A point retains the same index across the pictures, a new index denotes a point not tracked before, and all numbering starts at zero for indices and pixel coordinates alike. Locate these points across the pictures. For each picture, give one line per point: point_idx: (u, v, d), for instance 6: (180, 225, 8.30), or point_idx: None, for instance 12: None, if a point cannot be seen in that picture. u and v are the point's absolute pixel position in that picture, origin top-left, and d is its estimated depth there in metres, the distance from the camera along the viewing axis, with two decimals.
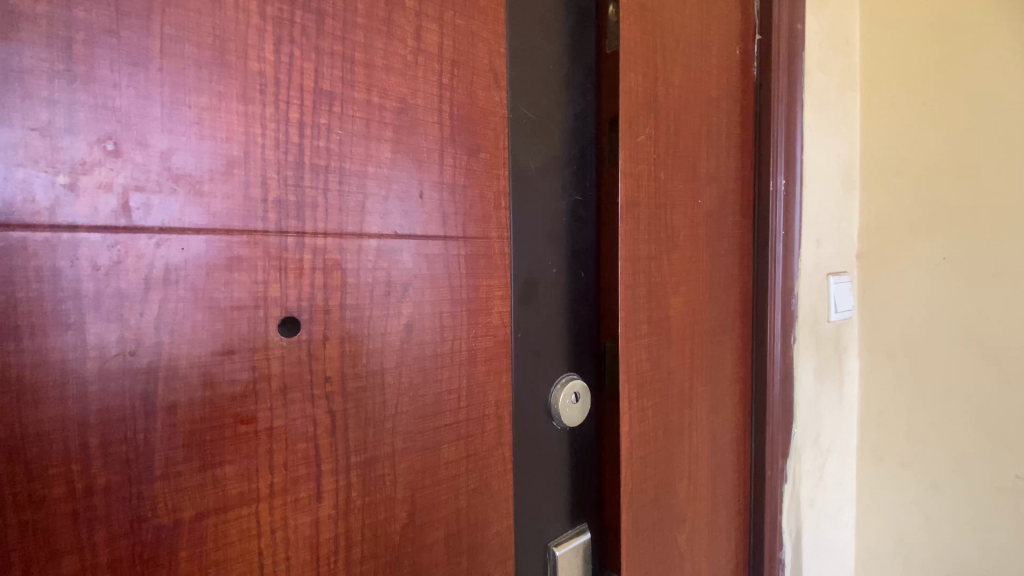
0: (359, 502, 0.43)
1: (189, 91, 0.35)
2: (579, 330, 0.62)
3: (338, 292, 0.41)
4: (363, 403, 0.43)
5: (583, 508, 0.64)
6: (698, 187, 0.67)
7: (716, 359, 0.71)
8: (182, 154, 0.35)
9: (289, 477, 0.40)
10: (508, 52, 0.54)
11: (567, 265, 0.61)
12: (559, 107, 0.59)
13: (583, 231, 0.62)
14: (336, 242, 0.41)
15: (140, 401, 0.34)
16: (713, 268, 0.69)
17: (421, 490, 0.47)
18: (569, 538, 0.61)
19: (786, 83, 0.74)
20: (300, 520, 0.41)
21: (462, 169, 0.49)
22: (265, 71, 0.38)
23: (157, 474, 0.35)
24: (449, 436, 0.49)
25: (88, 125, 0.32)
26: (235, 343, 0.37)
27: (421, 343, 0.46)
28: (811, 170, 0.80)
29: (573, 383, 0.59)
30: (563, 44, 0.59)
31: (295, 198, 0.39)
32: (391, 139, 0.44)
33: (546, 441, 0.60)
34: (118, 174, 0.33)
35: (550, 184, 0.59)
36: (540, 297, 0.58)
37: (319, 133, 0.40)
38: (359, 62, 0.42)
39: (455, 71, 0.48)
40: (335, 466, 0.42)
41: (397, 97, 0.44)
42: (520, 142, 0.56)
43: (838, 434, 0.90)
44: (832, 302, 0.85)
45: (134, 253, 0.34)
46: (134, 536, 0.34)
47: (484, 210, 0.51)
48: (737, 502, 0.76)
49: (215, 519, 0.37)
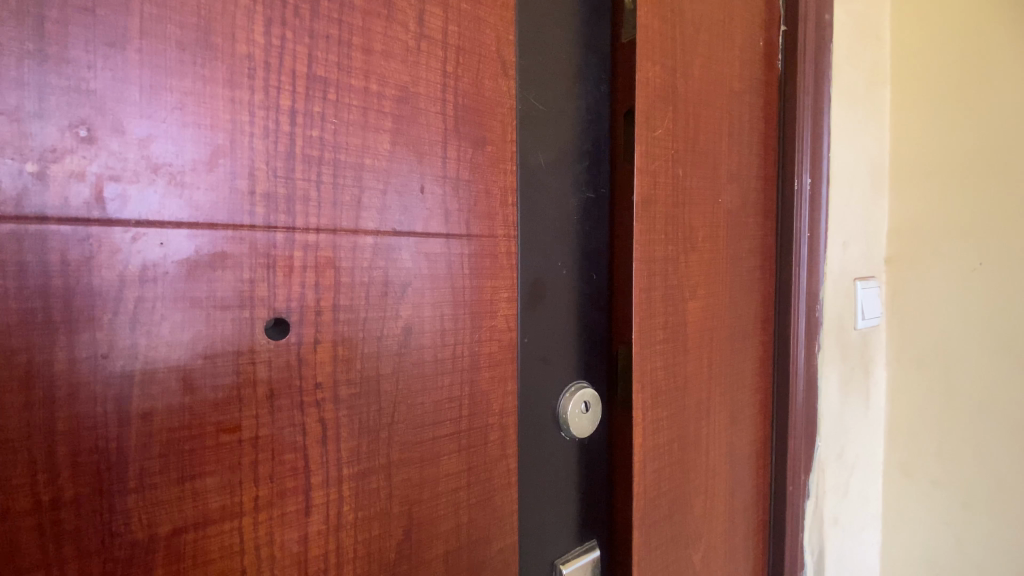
0: (351, 517, 0.41)
1: (170, 75, 0.33)
2: (589, 335, 0.59)
3: (331, 292, 0.38)
4: (356, 412, 0.40)
5: (592, 523, 0.61)
6: (718, 184, 0.63)
7: (736, 366, 0.67)
8: (162, 142, 0.33)
9: (275, 490, 0.37)
10: (517, 41, 0.51)
11: (578, 266, 0.58)
12: (571, 99, 0.56)
13: (595, 231, 0.59)
14: (329, 238, 0.38)
15: (113, 408, 0.32)
16: (733, 272, 0.66)
17: (418, 504, 0.44)
18: (576, 556, 0.58)
19: (813, 78, 0.70)
20: (286, 536, 0.38)
21: (466, 163, 0.46)
22: (254, 54, 0.35)
23: (132, 485, 0.33)
24: (449, 447, 0.46)
25: (60, 109, 0.30)
26: (218, 346, 0.35)
27: (421, 348, 0.44)
28: (838, 169, 0.76)
29: (583, 392, 0.55)
30: (577, 32, 0.56)
31: (285, 190, 0.36)
32: (391, 129, 0.41)
33: (553, 453, 0.57)
34: (91, 162, 0.31)
35: (560, 181, 0.56)
36: (548, 299, 0.55)
37: (312, 122, 0.37)
38: (357, 47, 0.39)
39: (460, 59, 0.45)
40: (326, 478, 0.39)
41: (397, 85, 0.41)
42: (530, 135, 0.53)
43: (863, 448, 0.86)
44: (858, 308, 0.80)
45: (107, 248, 0.31)
46: (104, 552, 0.32)
47: (489, 207, 0.48)
48: (755, 518, 0.72)
49: (193, 535, 0.35)
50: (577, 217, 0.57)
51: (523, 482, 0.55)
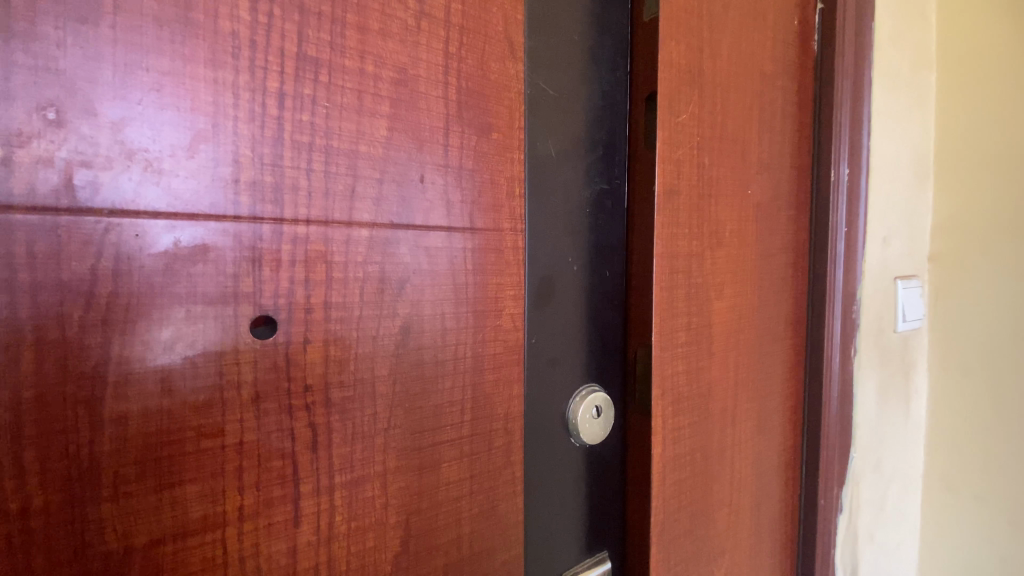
0: (344, 528, 0.38)
1: (147, 53, 0.30)
2: (602, 336, 0.55)
3: (322, 288, 0.36)
4: (349, 417, 0.38)
5: (604, 533, 0.57)
6: (747, 175, 0.59)
7: (764, 371, 0.63)
8: (138, 126, 0.30)
9: (261, 499, 0.35)
10: (526, 21, 0.48)
11: (590, 262, 0.54)
12: (584, 84, 0.53)
13: (610, 225, 0.56)
14: (321, 231, 0.36)
15: (85, 410, 0.30)
16: (763, 270, 0.62)
17: (416, 514, 0.41)
18: (587, 569, 0.55)
19: (852, 62, 0.65)
20: (274, 548, 0.36)
21: (470, 151, 0.43)
22: (239, 31, 0.32)
23: (105, 494, 0.31)
24: (451, 453, 0.43)
25: (26, 90, 0.27)
26: (199, 345, 0.32)
27: (420, 348, 0.41)
28: (878, 158, 0.70)
29: (594, 396, 0.52)
30: (591, 13, 0.53)
31: (273, 178, 0.34)
32: (388, 114, 0.38)
33: (563, 459, 0.54)
34: (60, 147, 0.28)
35: (572, 172, 0.53)
36: (557, 297, 0.52)
37: (302, 106, 0.35)
38: (351, 25, 0.36)
39: (464, 39, 0.42)
40: (316, 487, 0.37)
41: (395, 66, 0.38)
42: (540, 122, 0.50)
43: (901, 460, 0.80)
44: (899, 310, 0.75)
45: (79, 239, 0.29)
46: (77, 563, 0.30)
47: (495, 199, 0.45)
48: (783, 532, 0.68)
49: (173, 546, 0.33)
50: (590, 211, 0.54)
51: (531, 489, 0.52)
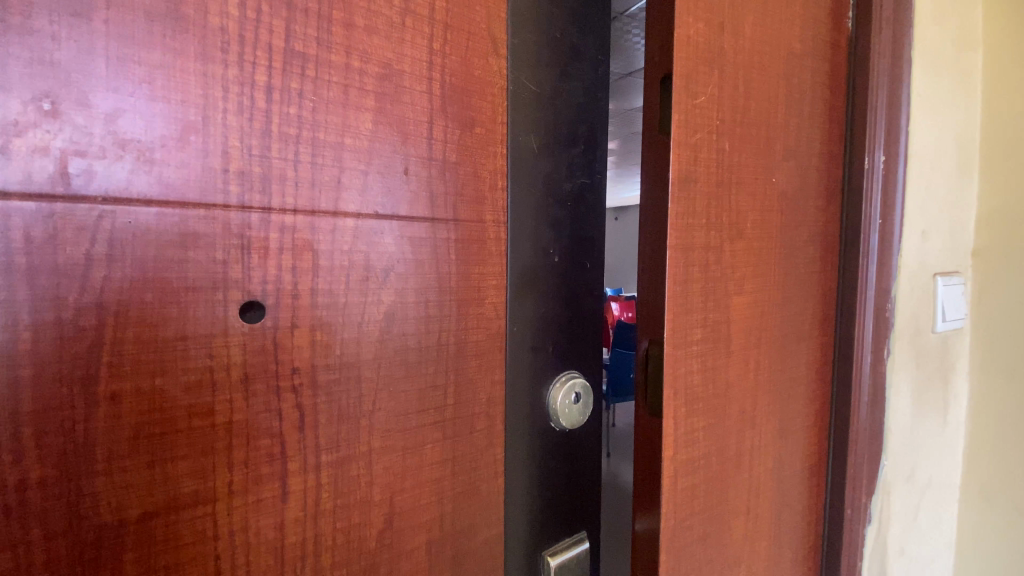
0: (329, 505, 0.40)
1: (139, 47, 0.31)
2: (581, 326, 0.56)
3: (309, 275, 0.38)
4: (336, 398, 0.40)
5: (582, 515, 0.59)
6: (771, 162, 0.56)
7: (787, 372, 0.60)
8: (130, 117, 0.32)
9: (251, 476, 0.37)
10: (510, 19, 0.48)
11: (570, 254, 0.55)
12: (567, 80, 0.53)
13: (590, 218, 0.56)
14: (307, 220, 0.38)
15: (80, 388, 0.31)
16: (787, 266, 0.59)
17: (400, 492, 0.44)
18: (564, 549, 0.56)
19: (890, 43, 0.62)
20: (262, 523, 0.38)
21: (454, 145, 0.45)
22: (228, 27, 0.34)
23: (100, 468, 0.32)
24: (433, 435, 0.46)
25: (22, 81, 0.29)
26: (191, 330, 0.34)
27: (404, 334, 0.43)
28: (917, 145, 0.66)
29: (573, 382, 0.54)
30: (574, 11, 0.53)
31: (261, 169, 0.36)
32: (373, 108, 0.40)
33: (543, 447, 0.54)
34: (55, 137, 0.30)
35: (553, 166, 0.53)
36: (538, 287, 0.52)
37: (290, 99, 0.36)
38: (337, 22, 0.38)
39: (447, 35, 0.44)
40: (304, 465, 0.39)
41: (380, 61, 0.40)
42: (522, 117, 0.50)
43: (937, 470, 0.75)
44: (939, 308, 0.70)
45: (73, 226, 0.31)
46: (72, 535, 0.32)
47: (478, 191, 0.47)
48: (805, 542, 0.65)
49: (165, 519, 0.34)
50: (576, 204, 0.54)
51: (521, 478, 0.52)
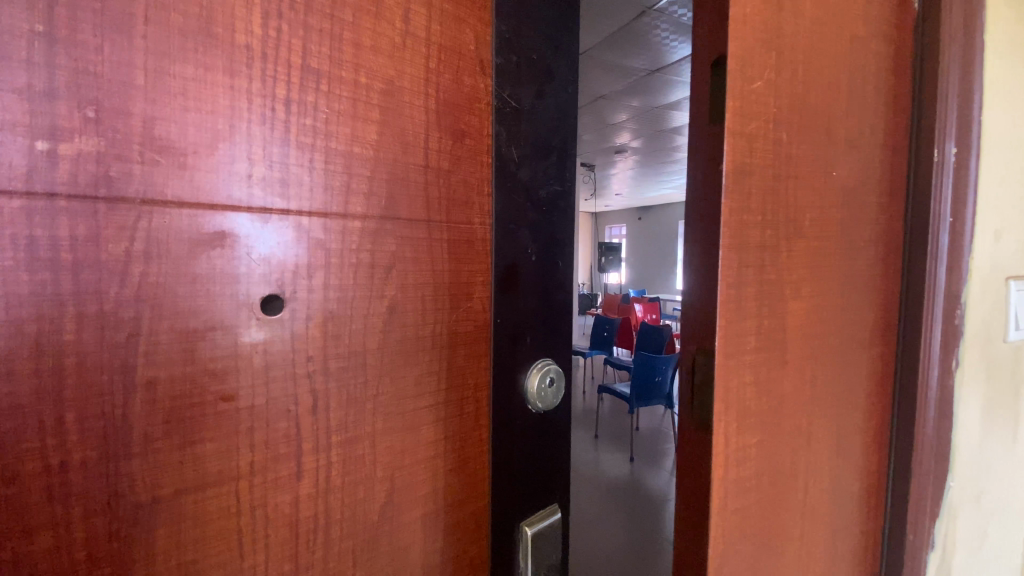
0: (339, 481, 0.42)
1: (173, 61, 0.33)
2: (558, 323, 0.54)
3: (322, 271, 0.39)
4: (346, 384, 0.41)
5: (556, 485, 0.56)
6: (832, 156, 0.52)
7: (846, 385, 0.56)
8: (166, 125, 0.34)
9: (269, 456, 0.39)
10: (495, 39, 0.48)
11: (549, 257, 0.53)
12: (549, 91, 0.52)
13: (564, 223, 0.54)
14: (320, 222, 0.39)
15: (119, 376, 0.34)
16: (847, 272, 0.54)
17: (401, 470, 0.45)
18: (539, 517, 0.54)
19: (960, 26, 0.57)
20: (278, 499, 0.39)
21: (446, 154, 0.45)
22: (253, 44, 0.35)
23: (136, 451, 0.34)
24: (429, 417, 0.46)
25: (69, 90, 0.31)
26: (217, 320, 0.36)
27: (405, 325, 0.44)
28: (988, 137, 0.61)
29: (547, 366, 0.52)
30: (555, 26, 0.52)
31: (281, 174, 0.37)
32: (378, 121, 0.41)
33: (530, 432, 0.53)
34: (98, 142, 0.32)
35: (538, 168, 0.51)
36: (522, 285, 0.51)
37: (306, 111, 0.38)
38: (347, 42, 0.39)
39: (443, 55, 0.44)
40: (316, 445, 0.40)
41: (383, 79, 0.41)
42: (508, 130, 0.49)
43: (1006, 492, 0.69)
44: (1010, 316, 0.65)
45: (115, 225, 0.33)
46: (109, 512, 0.34)
47: (467, 196, 0.47)
48: (861, 566, 0.60)
49: (194, 497, 0.36)
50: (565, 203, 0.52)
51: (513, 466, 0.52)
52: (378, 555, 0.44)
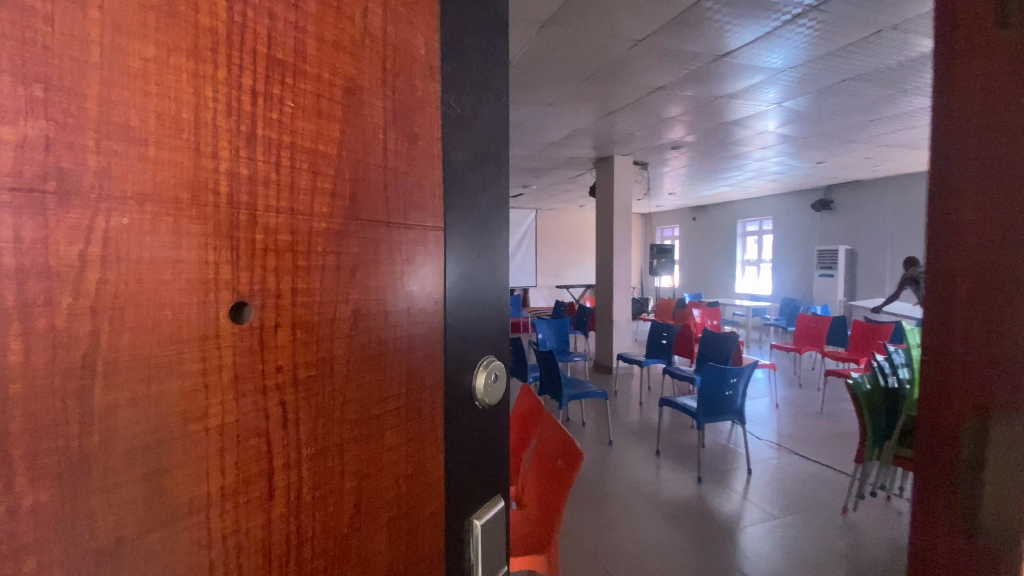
0: (310, 497, 0.40)
1: (132, 38, 0.30)
2: (494, 321, 0.58)
3: (290, 275, 0.38)
4: (315, 393, 0.40)
5: (498, 478, 0.59)
6: None
7: None
8: (125, 110, 0.30)
9: (240, 478, 0.36)
10: (441, 48, 0.50)
11: (487, 257, 0.56)
12: (486, 101, 0.55)
13: (497, 226, 0.57)
14: (289, 222, 0.37)
15: (75, 402, 0.28)
16: None
17: (367, 478, 0.44)
18: (486, 509, 0.56)
19: None
20: (250, 522, 0.36)
21: (402, 155, 0.46)
22: (218, 29, 0.33)
23: (96, 487, 0.29)
24: (390, 421, 0.46)
25: (14, 64, 0.26)
26: (182, 331, 0.33)
27: (369, 330, 0.44)
28: None
29: (493, 363, 0.56)
30: (491, 40, 0.55)
31: (248, 171, 0.35)
32: (341, 119, 0.41)
33: (475, 429, 0.55)
34: (49, 127, 0.27)
35: (478, 174, 0.54)
36: (466, 286, 0.53)
37: (272, 105, 0.37)
38: (311, 35, 0.39)
39: (396, 57, 0.45)
40: (288, 461, 0.38)
41: (344, 76, 0.41)
42: (451, 134, 0.51)
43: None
44: None
45: (67, 225, 0.28)
46: (68, 564, 0.29)
47: (421, 198, 0.48)
48: None
49: (163, 532, 0.32)
50: None
51: (461, 461, 0.53)
52: (346, 568, 0.43)
